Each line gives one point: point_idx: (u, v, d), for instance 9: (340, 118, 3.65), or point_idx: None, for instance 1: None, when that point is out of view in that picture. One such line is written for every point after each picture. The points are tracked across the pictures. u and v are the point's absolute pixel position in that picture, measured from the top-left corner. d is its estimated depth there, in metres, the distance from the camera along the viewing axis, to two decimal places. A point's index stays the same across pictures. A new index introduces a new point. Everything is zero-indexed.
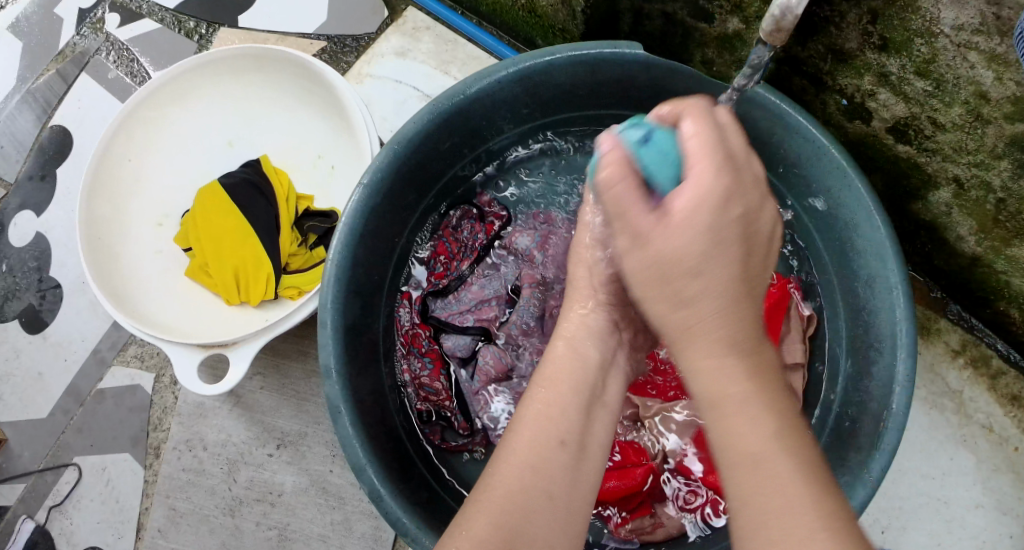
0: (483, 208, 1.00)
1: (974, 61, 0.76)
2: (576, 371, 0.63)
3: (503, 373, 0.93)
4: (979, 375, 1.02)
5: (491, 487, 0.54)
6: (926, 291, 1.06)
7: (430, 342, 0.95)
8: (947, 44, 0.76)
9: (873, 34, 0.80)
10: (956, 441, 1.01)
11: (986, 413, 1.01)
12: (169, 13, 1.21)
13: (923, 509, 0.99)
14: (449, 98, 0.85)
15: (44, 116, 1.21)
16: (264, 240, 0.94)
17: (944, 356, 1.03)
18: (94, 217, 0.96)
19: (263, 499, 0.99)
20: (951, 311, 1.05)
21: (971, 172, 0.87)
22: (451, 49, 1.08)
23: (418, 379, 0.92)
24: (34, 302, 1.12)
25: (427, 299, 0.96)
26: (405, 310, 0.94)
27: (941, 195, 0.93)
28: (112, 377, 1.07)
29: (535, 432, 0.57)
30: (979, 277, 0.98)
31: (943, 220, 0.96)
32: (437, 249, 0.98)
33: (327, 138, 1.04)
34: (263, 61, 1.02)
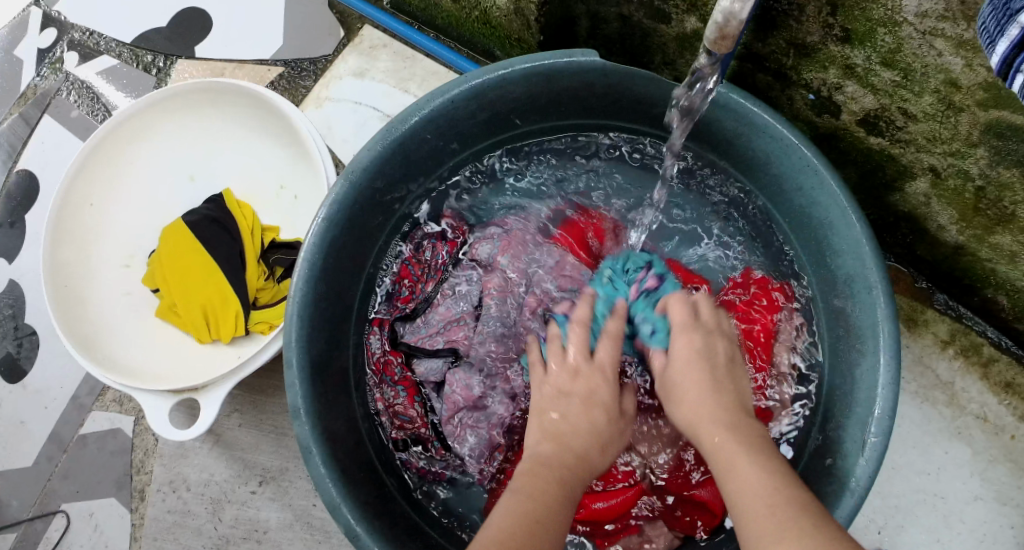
0: (447, 227, 0.97)
1: (941, 49, 0.72)
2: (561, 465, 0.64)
3: (472, 398, 0.89)
4: (971, 364, 0.99)
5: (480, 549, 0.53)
6: (911, 281, 1.03)
7: (402, 369, 0.92)
8: (912, 33, 0.73)
9: (834, 26, 0.77)
10: (949, 433, 0.98)
11: (980, 403, 0.98)
12: (127, 48, 1.19)
13: (920, 505, 0.97)
14: (403, 122, 0.83)
15: (10, 161, 1.20)
16: (228, 274, 0.93)
17: (934, 347, 1.00)
18: (59, 263, 0.95)
19: (249, 537, 0.98)
20: (937, 300, 1.02)
21: (947, 161, 0.84)
22: (410, 66, 1.06)
23: (392, 408, 0.90)
24: (12, 350, 1.12)
25: (395, 325, 0.93)
26: (375, 336, 0.92)
27: (918, 185, 0.90)
28: (93, 422, 1.07)
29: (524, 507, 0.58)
30: (963, 265, 0.95)
31: (922, 210, 0.93)
32: (401, 273, 0.94)
33: (289, 166, 1.02)
34: (219, 94, 1.00)
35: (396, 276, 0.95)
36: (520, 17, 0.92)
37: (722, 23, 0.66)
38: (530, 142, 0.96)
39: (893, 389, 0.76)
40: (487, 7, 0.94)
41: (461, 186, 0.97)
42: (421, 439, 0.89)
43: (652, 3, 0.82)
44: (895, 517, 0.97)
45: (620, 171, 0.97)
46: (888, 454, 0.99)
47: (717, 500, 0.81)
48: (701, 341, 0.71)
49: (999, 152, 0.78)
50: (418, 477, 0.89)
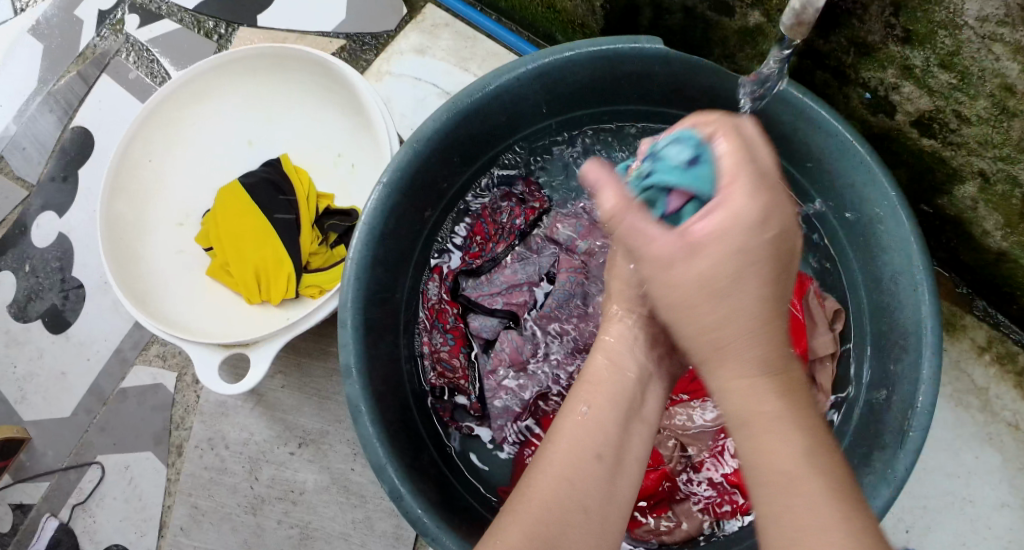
0: (526, 193, 1.00)
1: (999, 53, 0.74)
2: (613, 388, 0.62)
3: (519, 360, 0.92)
4: (1006, 372, 1.00)
5: (525, 499, 0.54)
6: (952, 286, 1.05)
7: (456, 319, 0.95)
8: (971, 36, 0.74)
9: (895, 26, 0.79)
10: (981, 439, 0.99)
11: (1013, 411, 0.99)
12: (188, 13, 1.21)
13: (948, 508, 0.98)
14: (469, 96, 0.84)
15: (66, 117, 1.22)
16: (284, 237, 0.95)
17: (970, 353, 1.02)
18: (115, 215, 0.96)
19: (285, 497, 0.99)
20: (977, 307, 1.04)
21: (996, 165, 0.85)
22: (471, 45, 1.08)
23: (437, 354, 0.92)
24: (58, 302, 1.14)
25: (459, 278, 0.97)
26: (434, 284, 0.95)
27: (967, 189, 0.92)
28: (134, 376, 1.08)
29: (571, 442, 0.57)
30: (1004, 273, 0.97)
31: (969, 215, 0.95)
32: (475, 229, 0.98)
33: (348, 137, 1.04)
34: (283, 61, 1.02)
35: (472, 225, 0.98)
36: None
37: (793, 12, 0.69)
38: (588, 124, 0.98)
39: (935, 385, 0.76)
40: None
41: (530, 157, 1.00)
42: (459, 389, 0.92)
43: None
44: (924, 518, 0.98)
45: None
46: (921, 456, 1.00)
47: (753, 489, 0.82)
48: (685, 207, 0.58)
49: None
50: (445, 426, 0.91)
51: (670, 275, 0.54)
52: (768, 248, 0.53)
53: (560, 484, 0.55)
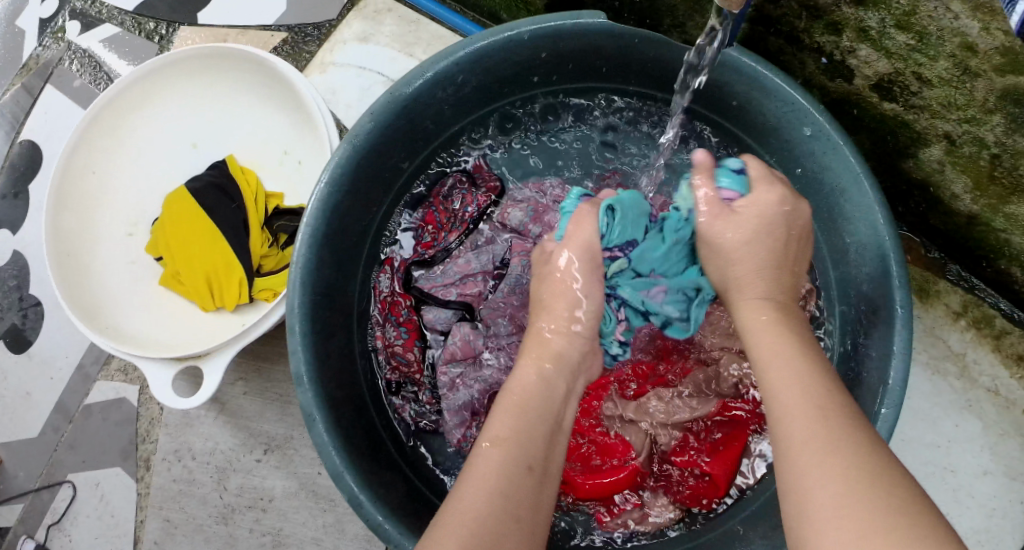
0: (478, 176, 0.97)
1: (958, 11, 0.70)
2: (541, 400, 0.61)
3: (473, 354, 0.90)
4: (982, 336, 0.98)
5: (459, 508, 0.51)
6: (922, 252, 1.03)
7: (409, 312, 0.93)
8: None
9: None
10: (960, 406, 0.97)
11: (991, 376, 0.97)
12: (129, 16, 1.18)
13: (929, 478, 0.96)
14: (406, 86, 0.82)
15: (13, 131, 1.20)
16: (232, 241, 0.93)
17: (945, 319, 0.99)
18: (61, 229, 0.95)
19: (255, 505, 0.98)
20: (950, 271, 1.02)
21: (962, 128, 0.82)
22: (416, 30, 1.04)
23: (391, 349, 0.91)
24: (17, 321, 1.12)
25: (411, 268, 0.94)
26: (386, 276, 0.93)
27: (933, 152, 0.89)
28: (98, 391, 1.07)
29: (505, 452, 0.55)
30: (977, 235, 0.94)
31: (936, 178, 0.92)
32: (426, 218, 0.96)
33: (295, 134, 1.01)
34: (223, 60, 0.99)
35: (421, 215, 0.96)
36: None
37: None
38: (539, 105, 0.95)
39: (907, 358, 0.74)
40: None
41: (478, 142, 0.97)
42: (415, 383, 0.91)
43: None
44: None
45: (633, 136, 0.96)
46: (898, 426, 0.98)
47: (724, 477, 0.80)
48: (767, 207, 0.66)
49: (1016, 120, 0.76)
50: (407, 423, 0.90)
51: (706, 232, 0.68)
52: (784, 220, 0.66)
53: (485, 511, 0.51)
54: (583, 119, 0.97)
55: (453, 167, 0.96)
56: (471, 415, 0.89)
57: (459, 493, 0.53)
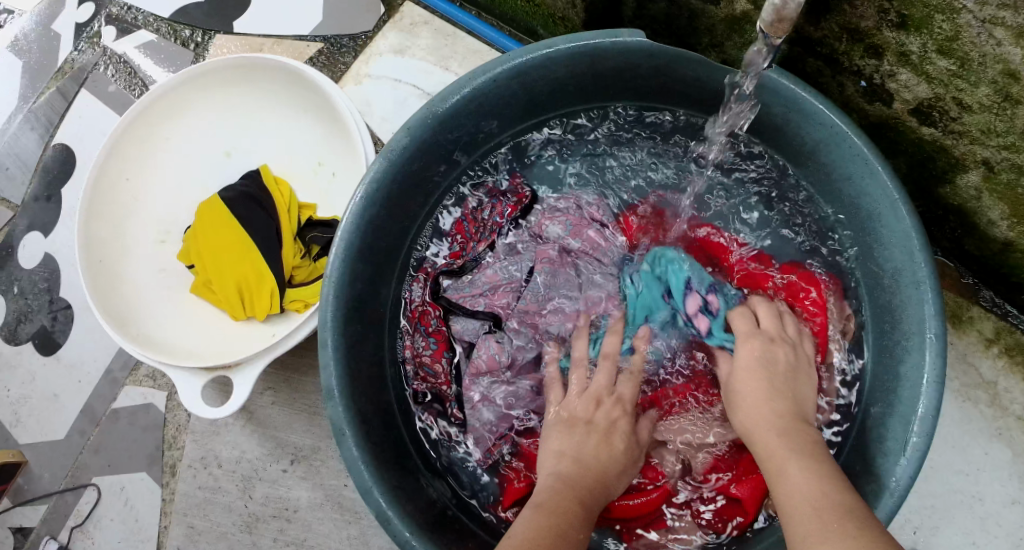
0: (509, 187, 0.95)
1: (1000, 38, 0.70)
2: (588, 476, 0.69)
3: (497, 368, 0.88)
4: (1014, 364, 0.97)
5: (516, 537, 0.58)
6: (956, 277, 1.01)
7: (438, 322, 0.90)
8: (971, 20, 0.70)
9: (890, 10, 0.75)
10: (990, 434, 0.96)
11: (1023, 404, 0.96)
12: (165, 22, 1.19)
13: (958, 507, 0.95)
14: (443, 101, 0.82)
15: (47, 135, 1.21)
16: (264, 252, 0.92)
17: (977, 346, 0.98)
18: (94, 237, 0.95)
19: (280, 515, 0.98)
20: (983, 296, 1.00)
21: (1001, 155, 0.81)
22: (451, 44, 1.05)
23: (419, 359, 0.90)
24: (47, 323, 1.13)
25: (440, 277, 0.92)
26: (418, 285, 0.92)
27: (970, 178, 0.88)
28: (126, 396, 1.07)
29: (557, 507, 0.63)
30: (1010, 263, 0.94)
31: (973, 205, 0.91)
32: (456, 228, 0.93)
33: (328, 145, 1.01)
34: (257, 69, 0.99)
35: (452, 225, 0.94)
36: None
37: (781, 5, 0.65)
38: (575, 120, 0.94)
39: (938, 388, 0.73)
40: None
41: (513, 156, 0.95)
42: (440, 395, 0.89)
43: None
44: (932, 518, 0.95)
45: (669, 150, 0.94)
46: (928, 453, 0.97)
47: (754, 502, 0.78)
48: (761, 349, 0.76)
49: None
50: (433, 435, 0.88)
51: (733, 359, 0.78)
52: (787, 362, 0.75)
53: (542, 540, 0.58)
54: (618, 132, 0.94)
55: (485, 177, 0.95)
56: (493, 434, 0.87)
57: (514, 533, 0.58)
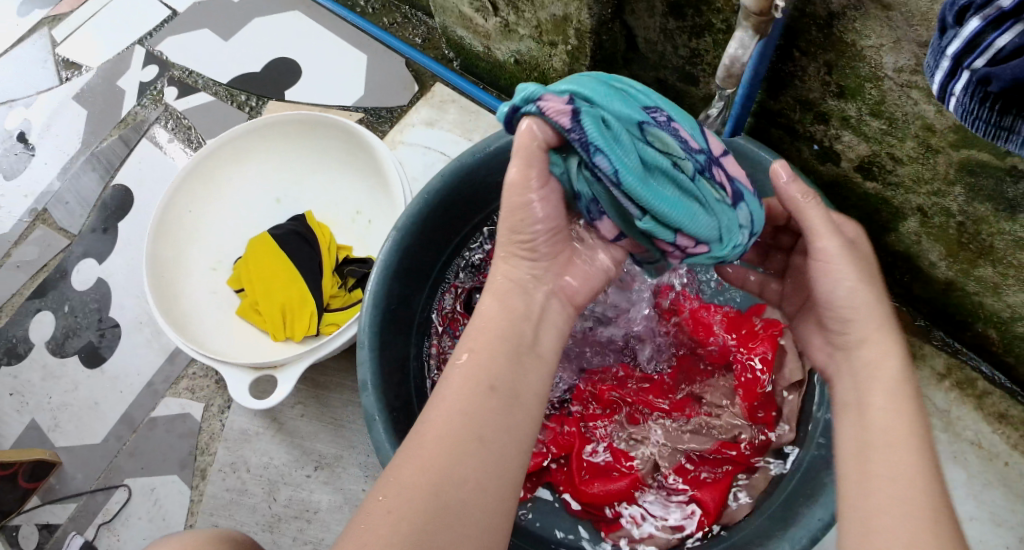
0: None
1: (917, 98, 0.89)
2: (502, 325, 0.67)
3: None
4: (966, 395, 1.14)
5: (424, 433, 0.60)
6: (911, 320, 1.20)
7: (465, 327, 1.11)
8: (891, 86, 0.90)
9: (831, 83, 0.97)
10: (946, 457, 1.11)
11: (975, 430, 1.12)
12: (223, 87, 1.39)
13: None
14: (471, 154, 1.00)
15: (107, 175, 1.37)
16: (307, 280, 1.09)
17: (931, 380, 1.15)
18: (158, 256, 1.10)
19: (301, 516, 1.09)
20: (936, 337, 1.18)
21: (931, 201, 1.01)
22: (475, 119, 1.24)
23: (443, 355, 1.09)
24: (94, 339, 1.26)
25: (472, 293, 1.12)
26: (449, 295, 1.11)
27: (910, 225, 1.08)
28: (165, 406, 1.20)
29: (468, 378, 0.63)
30: (955, 300, 1.11)
31: (915, 248, 1.10)
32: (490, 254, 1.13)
33: (368, 197, 1.19)
34: (312, 125, 1.18)
35: (486, 255, 1.13)
36: (573, 77, 1.15)
37: (729, 65, 0.86)
38: None
39: None
40: (545, 69, 1.18)
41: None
42: None
43: (684, 68, 1.05)
44: None
45: None
46: None
47: (714, 506, 0.91)
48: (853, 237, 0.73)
49: (973, 189, 0.93)
50: None
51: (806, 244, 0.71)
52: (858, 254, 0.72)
53: (450, 430, 0.60)
54: None
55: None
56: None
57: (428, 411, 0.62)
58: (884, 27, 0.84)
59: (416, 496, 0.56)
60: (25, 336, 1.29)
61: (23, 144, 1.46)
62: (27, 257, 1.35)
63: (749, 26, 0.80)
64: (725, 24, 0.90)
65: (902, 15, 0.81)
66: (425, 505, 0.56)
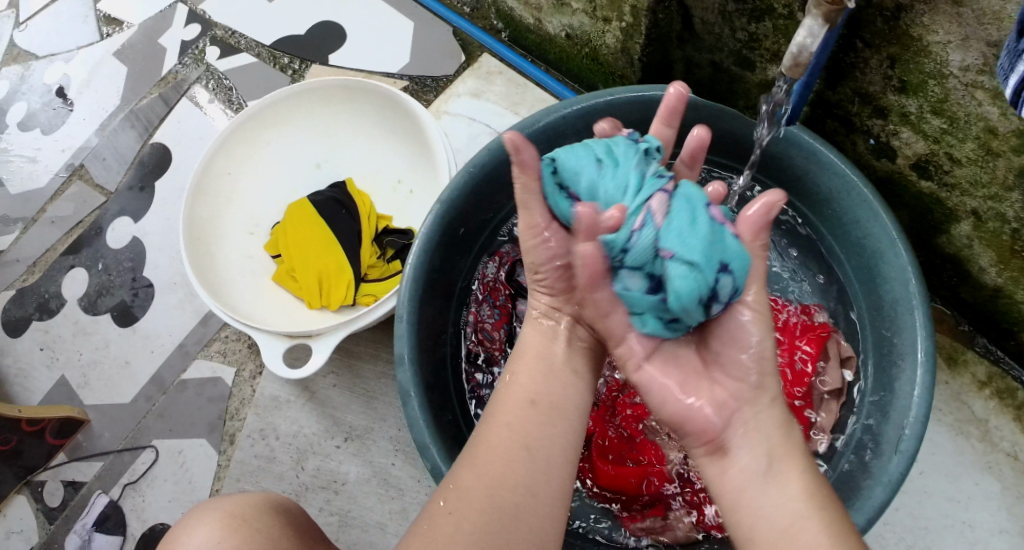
0: None
1: (981, 99, 0.85)
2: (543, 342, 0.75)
3: None
4: (1005, 406, 1.08)
5: (477, 446, 0.66)
6: (953, 324, 1.14)
7: (505, 299, 1.08)
8: (956, 85, 0.86)
9: (892, 77, 0.92)
10: (981, 467, 1.07)
11: (1011, 441, 1.07)
12: (266, 49, 1.36)
13: (950, 531, 1.05)
14: (519, 130, 0.98)
15: (145, 134, 1.35)
16: (346, 250, 1.07)
17: (971, 386, 1.10)
18: (196, 217, 1.09)
19: (328, 487, 1.08)
20: (978, 344, 1.12)
21: (987, 204, 0.96)
22: (522, 92, 1.21)
23: (481, 325, 1.06)
24: (127, 298, 1.25)
25: (516, 265, 1.09)
26: (493, 264, 1.08)
27: (962, 228, 1.02)
28: (195, 369, 1.18)
29: (512, 395, 0.70)
30: (1001, 308, 1.06)
31: (966, 252, 1.05)
32: None
33: (410, 166, 1.16)
34: (356, 92, 1.15)
35: None
36: (626, 55, 1.11)
37: (796, 53, 0.80)
38: None
39: (927, 400, 0.87)
40: (597, 44, 1.14)
41: None
42: (492, 357, 1.05)
43: (741, 52, 1.00)
44: (924, 538, 1.05)
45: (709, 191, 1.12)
46: (921, 479, 1.07)
47: None
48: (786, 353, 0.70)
49: None
50: (474, 394, 1.03)
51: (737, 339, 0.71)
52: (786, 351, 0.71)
53: (500, 439, 0.66)
54: None
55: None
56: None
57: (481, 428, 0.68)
58: (952, 23, 0.80)
59: (475, 499, 0.62)
60: (58, 293, 1.28)
61: (62, 99, 1.45)
62: (63, 213, 1.34)
63: (820, 13, 0.75)
64: (789, 11, 0.87)
65: (972, 12, 0.78)
66: (484, 515, 0.61)
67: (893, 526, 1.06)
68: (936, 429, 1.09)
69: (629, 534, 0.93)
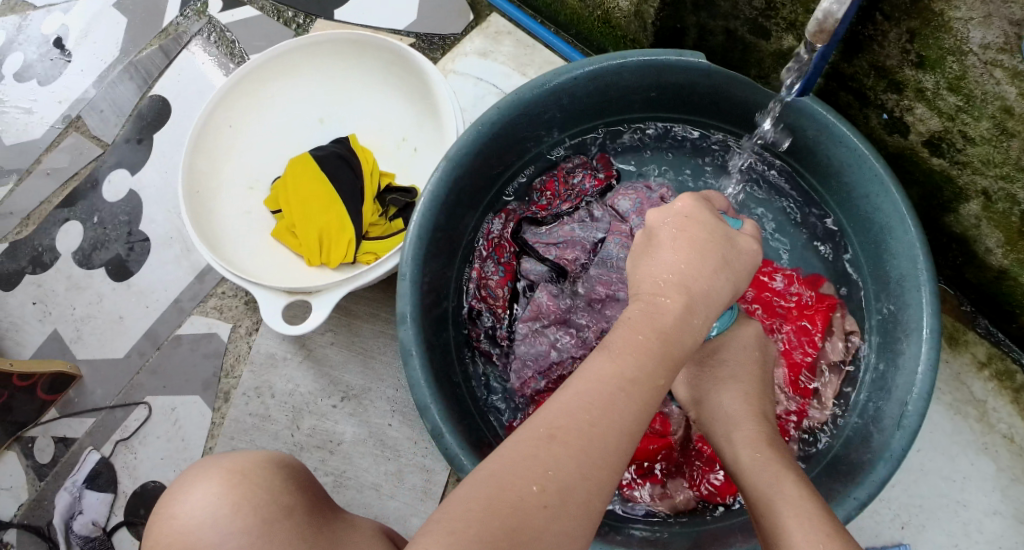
0: (600, 166, 1.10)
1: (999, 78, 0.82)
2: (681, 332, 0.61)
3: (555, 311, 1.01)
4: (1003, 388, 1.07)
5: (584, 432, 0.54)
6: (956, 304, 1.12)
7: (511, 256, 1.04)
8: (975, 62, 0.83)
9: (911, 52, 0.88)
10: (976, 447, 1.05)
11: (1008, 424, 1.05)
12: (270, 2, 1.33)
13: (942, 509, 1.04)
14: (529, 89, 0.94)
15: (145, 86, 1.32)
16: (348, 206, 1.04)
17: (970, 367, 1.08)
18: (197, 170, 1.06)
19: (323, 447, 1.06)
20: (979, 325, 1.10)
21: (998, 184, 0.93)
22: (530, 54, 1.19)
23: (484, 281, 1.03)
24: (122, 253, 1.23)
25: (522, 223, 1.07)
26: (499, 221, 1.06)
27: (971, 207, 0.99)
28: (191, 325, 1.16)
29: (633, 383, 0.57)
30: (1005, 290, 1.04)
31: (972, 233, 1.02)
32: (546, 185, 1.08)
33: (415, 123, 1.14)
34: (363, 46, 1.12)
35: (539, 185, 1.09)
36: (638, 18, 1.08)
37: (820, 20, 0.78)
38: (651, 125, 1.09)
39: (932, 376, 0.86)
40: (609, 7, 1.11)
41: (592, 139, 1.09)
42: (494, 314, 1.02)
43: (756, 21, 0.97)
44: (919, 516, 1.04)
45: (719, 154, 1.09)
46: (918, 457, 1.06)
47: None
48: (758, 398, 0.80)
49: None
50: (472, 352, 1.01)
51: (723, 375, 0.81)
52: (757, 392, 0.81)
53: (613, 442, 0.55)
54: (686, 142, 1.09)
55: (562, 160, 1.09)
56: (530, 369, 0.99)
57: (588, 408, 0.56)
58: None
59: (573, 503, 0.53)
60: (51, 246, 1.25)
61: (60, 50, 1.41)
62: (58, 165, 1.31)
63: None
64: None
65: None
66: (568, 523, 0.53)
67: (889, 502, 1.05)
68: (933, 408, 1.08)
69: (627, 501, 0.90)
